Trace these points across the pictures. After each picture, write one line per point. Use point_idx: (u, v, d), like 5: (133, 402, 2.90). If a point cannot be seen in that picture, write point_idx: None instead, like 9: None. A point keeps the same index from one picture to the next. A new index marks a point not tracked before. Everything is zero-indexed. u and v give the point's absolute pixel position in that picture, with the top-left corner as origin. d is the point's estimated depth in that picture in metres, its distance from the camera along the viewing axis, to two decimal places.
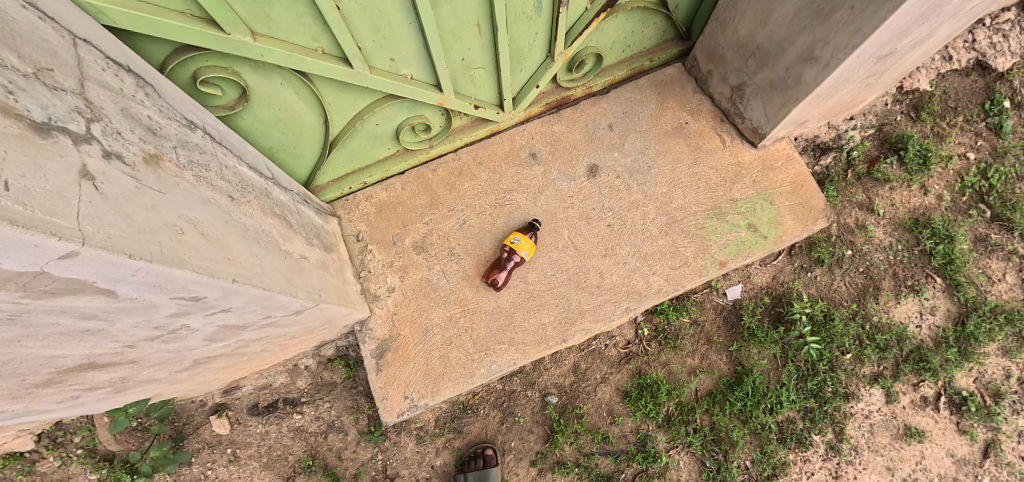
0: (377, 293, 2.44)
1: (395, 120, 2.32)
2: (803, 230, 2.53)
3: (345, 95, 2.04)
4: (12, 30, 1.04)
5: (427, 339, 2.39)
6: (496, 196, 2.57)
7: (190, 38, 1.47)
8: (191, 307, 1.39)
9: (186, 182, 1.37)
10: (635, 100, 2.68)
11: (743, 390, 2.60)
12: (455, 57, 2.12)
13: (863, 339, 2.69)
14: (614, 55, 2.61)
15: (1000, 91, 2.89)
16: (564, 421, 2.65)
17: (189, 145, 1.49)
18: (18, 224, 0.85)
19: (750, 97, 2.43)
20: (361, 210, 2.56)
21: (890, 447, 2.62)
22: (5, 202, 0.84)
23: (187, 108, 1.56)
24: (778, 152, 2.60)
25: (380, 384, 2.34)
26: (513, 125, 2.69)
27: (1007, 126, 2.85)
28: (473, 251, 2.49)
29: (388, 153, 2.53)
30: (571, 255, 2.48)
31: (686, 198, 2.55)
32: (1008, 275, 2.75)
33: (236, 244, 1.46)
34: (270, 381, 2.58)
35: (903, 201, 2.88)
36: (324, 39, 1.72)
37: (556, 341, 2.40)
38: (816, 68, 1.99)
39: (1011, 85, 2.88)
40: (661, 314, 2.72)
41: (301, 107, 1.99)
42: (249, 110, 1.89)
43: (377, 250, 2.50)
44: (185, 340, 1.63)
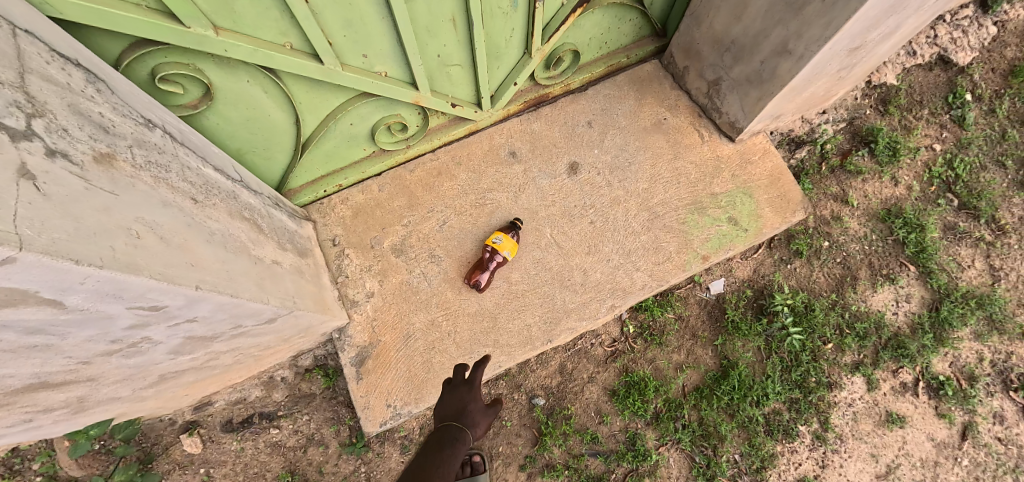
0: (356, 298, 2.35)
1: (370, 119, 2.26)
2: (783, 223, 2.54)
3: (317, 93, 1.97)
4: None
5: (410, 344, 2.31)
6: (476, 196, 2.52)
7: (147, 31, 1.38)
8: (151, 318, 1.30)
9: (143, 183, 1.28)
10: (613, 98, 2.69)
11: (730, 384, 2.55)
12: (430, 53, 2.08)
13: (844, 328, 2.74)
14: (591, 52, 2.62)
15: (962, 84, 3.16)
16: (553, 422, 2.56)
17: (147, 145, 1.39)
18: None
19: (726, 92, 2.46)
20: (337, 214, 2.48)
21: (874, 433, 2.65)
22: None
23: (143, 106, 1.46)
24: (755, 147, 2.63)
25: (362, 394, 2.26)
26: (491, 124, 2.65)
27: (969, 118, 3.10)
28: (454, 253, 2.43)
29: (364, 154, 2.46)
30: (554, 253, 2.44)
31: (667, 194, 2.54)
32: (977, 262, 2.94)
33: (201, 249, 1.37)
34: (245, 395, 2.47)
35: (875, 192, 3.05)
36: (292, 34, 1.65)
37: (543, 341, 2.35)
38: (791, 61, 2.02)
39: (971, 79, 3.17)
40: (646, 310, 2.66)
41: (271, 106, 1.92)
42: (215, 110, 1.81)
43: (355, 254, 2.42)
44: (149, 354, 1.53)
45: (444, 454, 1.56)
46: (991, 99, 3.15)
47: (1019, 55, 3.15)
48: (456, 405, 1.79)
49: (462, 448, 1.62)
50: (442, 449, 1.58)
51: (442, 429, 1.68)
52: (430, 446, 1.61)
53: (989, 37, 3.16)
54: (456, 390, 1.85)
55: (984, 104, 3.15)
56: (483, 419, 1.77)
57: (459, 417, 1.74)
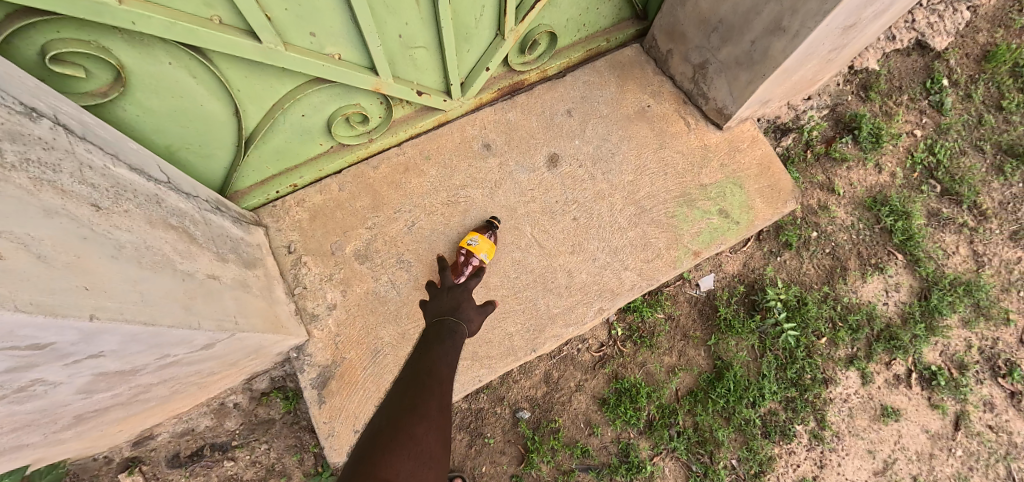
0: (316, 312, 2.09)
1: (325, 109, 2.00)
2: (775, 214, 2.41)
3: (259, 79, 1.70)
4: None
5: (378, 361, 2.07)
6: (448, 193, 2.29)
7: None
8: (34, 358, 1.02)
9: (16, 186, 1.00)
10: (594, 84, 2.51)
11: (725, 386, 2.41)
12: (390, 33, 1.83)
13: (837, 321, 2.64)
14: (569, 35, 2.43)
15: (939, 69, 3.11)
16: (539, 437, 2.36)
17: (27, 138, 1.10)
18: None
19: (713, 76, 2.31)
20: (292, 217, 2.21)
21: (870, 429, 2.56)
22: None
23: (25, 92, 1.17)
24: (743, 134, 2.49)
25: (325, 419, 2.00)
26: (463, 115, 2.42)
27: (947, 103, 3.07)
28: (425, 257, 2.20)
29: (321, 149, 2.20)
30: (536, 254, 2.24)
31: (654, 186, 2.37)
32: (961, 248, 2.90)
33: (102, 267, 1.10)
34: (193, 425, 2.19)
35: (861, 180, 2.97)
36: (219, 5, 1.39)
37: (526, 351, 2.14)
38: (785, 39, 1.87)
39: (947, 64, 3.13)
40: (635, 311, 2.49)
41: (203, 93, 1.64)
42: (132, 98, 1.52)
43: (313, 262, 2.15)
44: (50, 396, 1.25)
45: (445, 345, 1.74)
46: (968, 84, 3.11)
47: (991, 40, 3.12)
48: (451, 301, 1.94)
49: (460, 337, 1.80)
50: (441, 341, 1.75)
51: (439, 323, 1.84)
52: (430, 336, 1.78)
53: (964, 21, 3.12)
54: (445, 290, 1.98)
55: (960, 89, 3.11)
56: (476, 316, 1.94)
57: (453, 313, 1.90)
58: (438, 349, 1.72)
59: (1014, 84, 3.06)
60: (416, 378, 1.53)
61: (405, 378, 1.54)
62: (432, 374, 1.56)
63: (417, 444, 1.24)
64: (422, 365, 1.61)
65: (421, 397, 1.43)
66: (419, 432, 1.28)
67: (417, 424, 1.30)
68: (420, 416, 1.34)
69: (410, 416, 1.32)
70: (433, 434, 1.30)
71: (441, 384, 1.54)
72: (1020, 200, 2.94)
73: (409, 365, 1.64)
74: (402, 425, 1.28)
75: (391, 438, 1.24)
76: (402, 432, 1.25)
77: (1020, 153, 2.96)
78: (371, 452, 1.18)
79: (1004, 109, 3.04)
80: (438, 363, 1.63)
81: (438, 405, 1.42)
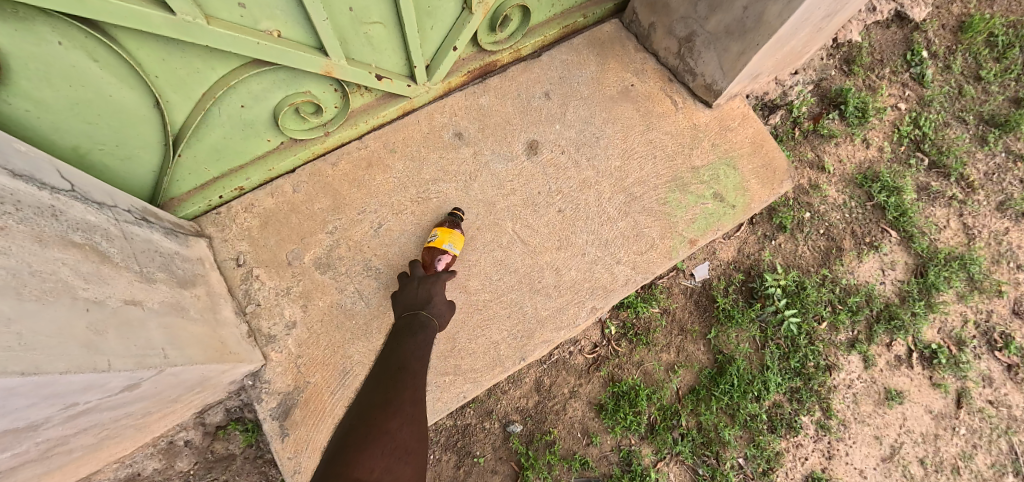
0: (273, 332, 1.83)
1: (268, 99, 1.74)
2: (771, 195, 2.26)
3: (180, 61, 1.43)
4: None
5: (348, 383, 1.83)
6: (419, 189, 2.05)
7: None
8: None
9: None
10: (572, 63, 2.30)
11: (728, 382, 2.25)
12: (338, 6, 1.59)
13: (836, 304, 2.52)
14: (543, 10, 2.23)
15: (918, 42, 3.04)
16: (533, 452, 2.15)
17: None
18: None
19: (701, 49, 2.13)
20: (239, 225, 1.93)
21: (875, 414, 2.45)
22: None
23: None
24: (733, 112, 2.33)
25: (290, 454, 1.75)
26: (430, 102, 2.19)
27: (929, 75, 3.00)
28: (396, 262, 1.96)
29: (269, 146, 1.94)
30: (519, 252, 2.03)
31: (643, 171, 2.19)
32: (952, 221, 2.83)
33: None
34: (137, 469, 1.91)
35: (850, 156, 2.87)
36: None
37: (514, 360, 1.93)
38: (781, 2, 1.71)
39: (926, 35, 3.06)
40: (628, 307, 2.32)
41: (110, 80, 1.36)
42: (15, 87, 1.24)
43: (267, 275, 1.89)
44: None
45: (417, 339, 1.52)
46: (945, 56, 3.04)
47: (964, 11, 3.07)
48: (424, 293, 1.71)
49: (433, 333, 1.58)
50: (414, 334, 1.54)
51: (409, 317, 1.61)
52: (401, 329, 1.56)
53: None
54: (416, 278, 1.77)
55: (939, 61, 3.04)
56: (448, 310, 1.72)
57: (426, 306, 1.66)
58: (412, 342, 1.51)
59: (990, 54, 3.02)
60: (388, 371, 1.38)
61: (376, 372, 1.39)
62: (404, 368, 1.40)
63: (390, 441, 1.13)
64: (393, 357, 1.45)
65: (393, 392, 1.29)
66: (392, 428, 1.16)
67: (389, 421, 1.18)
68: (391, 413, 1.20)
69: (381, 413, 1.19)
70: (406, 428, 1.19)
71: (413, 376, 1.39)
72: (1005, 169, 2.88)
73: (379, 360, 1.46)
74: (372, 425, 1.14)
75: (361, 438, 1.10)
76: (372, 431, 1.12)
77: (1002, 122, 2.92)
78: (342, 454, 1.05)
79: (982, 79, 2.98)
80: (411, 357, 1.44)
81: (412, 396, 1.29)
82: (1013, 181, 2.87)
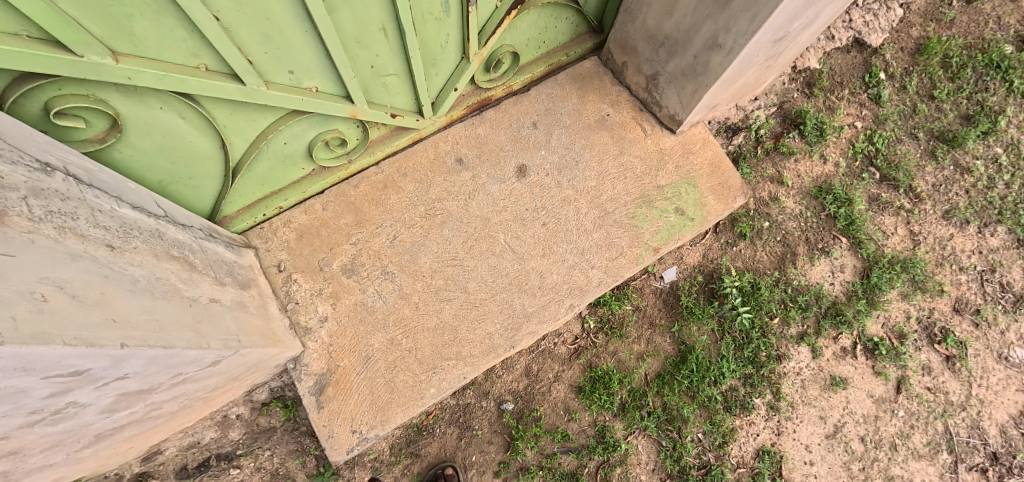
0: (309, 325, 2.25)
1: (305, 136, 2.14)
2: (726, 209, 2.65)
3: (243, 114, 1.84)
4: None
5: (370, 366, 2.24)
6: (426, 207, 2.46)
7: (32, 64, 1.23)
8: (73, 383, 1.18)
9: (48, 237, 1.13)
10: (556, 97, 2.70)
11: (689, 368, 2.64)
12: (363, 64, 1.99)
13: (788, 302, 2.90)
14: (531, 52, 2.62)
15: (876, 64, 3.40)
16: (523, 426, 2.55)
17: (45, 192, 1.21)
18: None
19: (664, 86, 2.52)
20: (280, 237, 2.35)
21: (821, 397, 2.83)
22: None
23: (41, 149, 1.29)
24: (695, 137, 2.71)
25: (324, 423, 2.17)
26: (436, 132, 2.59)
27: (884, 95, 3.34)
28: (408, 267, 2.37)
29: (304, 172, 2.35)
30: (510, 259, 2.43)
31: (616, 189, 2.58)
32: (899, 229, 3.19)
33: (123, 301, 1.24)
34: (198, 438, 2.34)
35: (807, 171, 3.23)
36: (205, 55, 1.53)
37: (505, 348, 2.34)
38: (721, 54, 2.08)
39: (884, 58, 3.41)
40: (605, 304, 2.74)
41: (192, 132, 1.77)
42: (126, 142, 1.65)
43: (303, 278, 2.31)
44: (77, 417, 1.40)
45: None
46: (902, 76, 3.39)
47: (924, 34, 3.42)
48: None
49: None
50: None
51: None
52: None
53: (897, 18, 3.45)
54: None
55: (896, 81, 3.39)
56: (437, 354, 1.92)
57: None
58: None
59: (945, 74, 3.33)
60: None
61: None
62: None
63: None
64: None
65: None
66: None
67: None
68: None
69: None
70: None
71: None
72: (950, 181, 3.22)
73: None
74: None
75: None
76: None
77: (950, 138, 3.24)
78: None
79: (936, 98, 3.31)
80: None
81: None
82: (958, 193, 3.20)
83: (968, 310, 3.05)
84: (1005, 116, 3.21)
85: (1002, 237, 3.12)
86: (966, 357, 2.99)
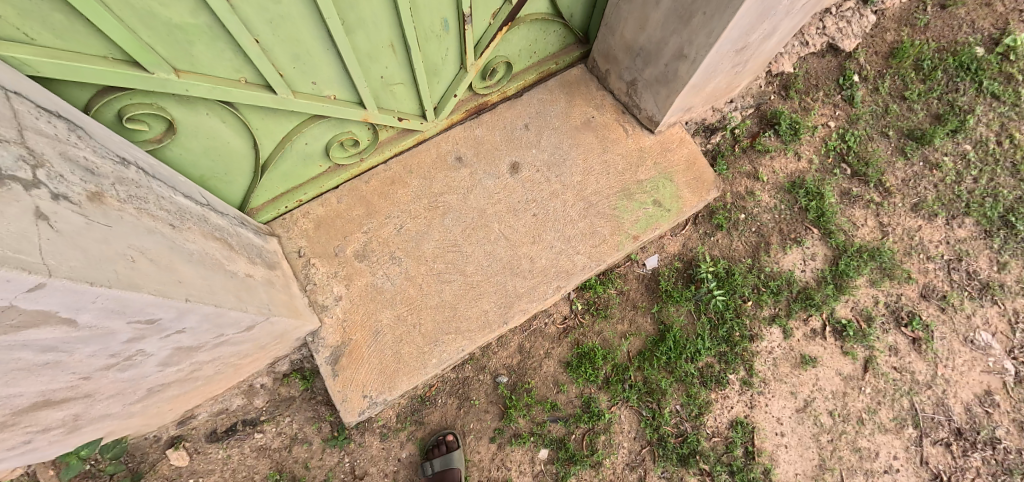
0: (326, 303, 2.55)
1: (324, 138, 2.45)
2: (700, 201, 2.93)
3: (272, 119, 2.15)
4: None
5: (379, 339, 2.54)
6: (429, 200, 2.76)
7: (115, 80, 1.55)
8: (146, 331, 1.49)
9: (129, 215, 1.47)
10: (546, 101, 2.99)
11: (667, 345, 2.94)
12: (374, 76, 2.30)
13: (761, 287, 3.12)
14: (523, 61, 2.92)
15: (850, 68, 3.54)
16: (516, 396, 2.87)
17: (126, 181, 1.57)
18: None
19: (642, 91, 2.80)
20: (300, 227, 2.66)
21: (791, 374, 3.00)
22: None
23: (118, 147, 1.64)
24: (673, 136, 3.00)
25: (339, 388, 2.46)
26: (438, 133, 2.90)
27: (857, 97, 3.46)
28: (413, 253, 2.67)
29: (321, 170, 2.66)
30: (503, 246, 2.72)
31: (599, 184, 2.86)
32: (869, 220, 3.27)
33: (184, 267, 1.57)
34: (226, 405, 2.64)
35: (782, 168, 3.41)
36: (245, 70, 1.85)
37: (499, 324, 2.62)
38: (687, 63, 2.37)
39: (857, 62, 3.54)
40: (590, 288, 3.05)
41: (230, 134, 2.08)
42: (177, 143, 1.97)
43: (321, 262, 2.61)
44: (140, 367, 1.71)
45: None
46: (876, 78, 3.51)
47: (897, 38, 3.54)
48: None
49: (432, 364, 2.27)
50: None
51: None
52: None
53: (870, 24, 3.58)
54: None
55: (869, 83, 3.51)
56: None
57: None
58: None
59: (917, 76, 3.45)
60: None
61: None
62: None
63: None
64: None
65: None
66: None
67: None
68: None
69: None
70: None
71: None
72: (921, 177, 3.29)
73: None
74: None
75: None
76: None
77: (919, 136, 3.33)
78: None
79: (907, 99, 3.42)
80: None
81: None
82: (926, 187, 3.27)
83: (936, 295, 3.09)
84: (975, 115, 3.31)
85: (970, 228, 3.18)
86: (932, 340, 3.03)
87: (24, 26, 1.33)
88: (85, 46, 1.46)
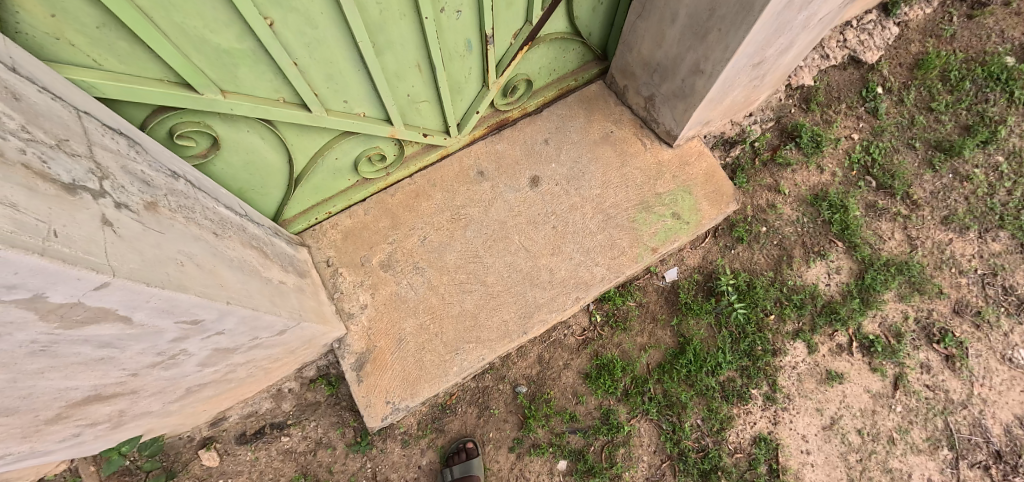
0: (351, 311, 2.65)
1: (353, 153, 2.58)
2: (719, 213, 2.93)
3: (306, 136, 2.29)
4: (36, 112, 1.26)
5: (402, 347, 2.61)
6: (452, 212, 2.85)
7: (169, 100, 1.69)
8: (189, 331, 1.60)
9: (178, 222, 1.60)
10: (566, 116, 3.07)
11: (687, 357, 2.93)
12: (401, 94, 2.42)
13: (783, 301, 3.08)
14: (543, 78, 3.02)
15: (874, 80, 3.50)
16: (535, 406, 2.90)
17: (176, 192, 1.71)
18: (70, 261, 1.08)
19: (660, 106, 2.86)
20: (329, 237, 2.79)
21: (817, 390, 2.93)
22: (58, 246, 1.07)
23: (169, 161, 1.78)
24: (691, 149, 3.03)
25: (363, 394, 2.54)
26: (461, 148, 3.00)
27: (882, 109, 3.42)
28: (436, 263, 2.75)
29: (349, 183, 2.79)
30: (523, 257, 2.78)
31: (618, 196, 2.91)
32: (896, 233, 3.19)
33: (225, 272, 1.68)
34: (256, 408, 2.75)
35: (804, 180, 3.37)
36: (284, 90, 1.99)
37: (519, 333, 2.67)
38: (704, 78, 2.41)
39: (881, 74, 3.51)
40: (609, 300, 3.08)
41: (267, 149, 2.22)
42: (220, 158, 2.11)
43: (348, 272, 2.72)
44: (181, 366, 1.82)
45: None
46: (900, 90, 3.46)
47: (922, 50, 3.51)
48: None
49: None
50: None
51: None
52: None
53: (893, 36, 3.56)
54: None
55: (894, 95, 3.46)
56: None
57: None
58: None
59: (944, 87, 3.40)
60: None
61: None
62: None
63: None
64: None
65: None
66: None
67: None
68: None
69: None
70: None
71: None
72: (950, 189, 3.22)
73: None
74: None
75: None
76: None
77: (948, 147, 3.26)
78: None
79: (934, 110, 3.37)
80: None
81: None
82: (957, 199, 3.20)
83: (970, 311, 3.00)
84: (1007, 126, 3.24)
85: (1005, 242, 3.09)
86: (966, 357, 2.92)
87: (94, 53, 1.49)
88: (145, 70, 1.61)
